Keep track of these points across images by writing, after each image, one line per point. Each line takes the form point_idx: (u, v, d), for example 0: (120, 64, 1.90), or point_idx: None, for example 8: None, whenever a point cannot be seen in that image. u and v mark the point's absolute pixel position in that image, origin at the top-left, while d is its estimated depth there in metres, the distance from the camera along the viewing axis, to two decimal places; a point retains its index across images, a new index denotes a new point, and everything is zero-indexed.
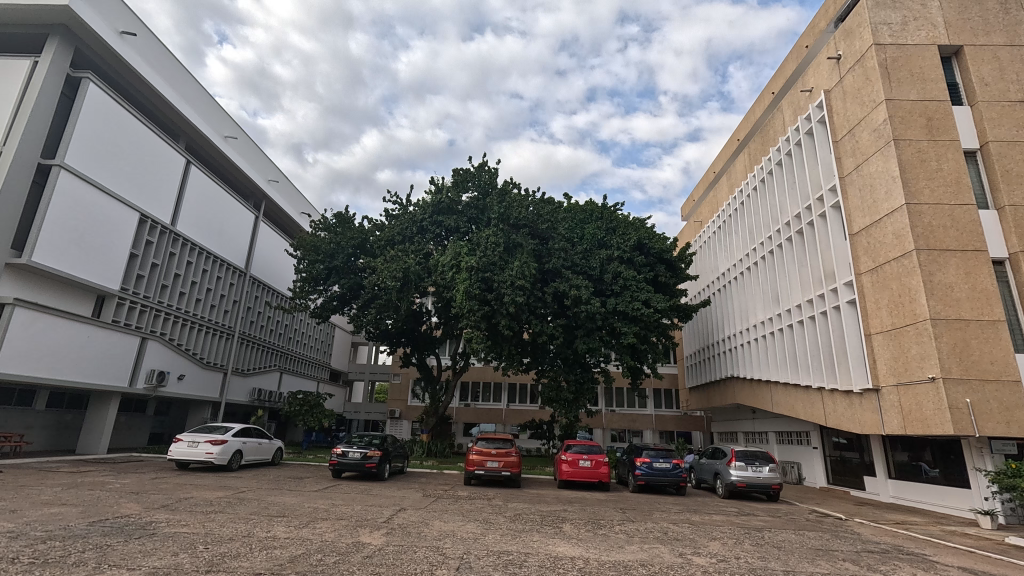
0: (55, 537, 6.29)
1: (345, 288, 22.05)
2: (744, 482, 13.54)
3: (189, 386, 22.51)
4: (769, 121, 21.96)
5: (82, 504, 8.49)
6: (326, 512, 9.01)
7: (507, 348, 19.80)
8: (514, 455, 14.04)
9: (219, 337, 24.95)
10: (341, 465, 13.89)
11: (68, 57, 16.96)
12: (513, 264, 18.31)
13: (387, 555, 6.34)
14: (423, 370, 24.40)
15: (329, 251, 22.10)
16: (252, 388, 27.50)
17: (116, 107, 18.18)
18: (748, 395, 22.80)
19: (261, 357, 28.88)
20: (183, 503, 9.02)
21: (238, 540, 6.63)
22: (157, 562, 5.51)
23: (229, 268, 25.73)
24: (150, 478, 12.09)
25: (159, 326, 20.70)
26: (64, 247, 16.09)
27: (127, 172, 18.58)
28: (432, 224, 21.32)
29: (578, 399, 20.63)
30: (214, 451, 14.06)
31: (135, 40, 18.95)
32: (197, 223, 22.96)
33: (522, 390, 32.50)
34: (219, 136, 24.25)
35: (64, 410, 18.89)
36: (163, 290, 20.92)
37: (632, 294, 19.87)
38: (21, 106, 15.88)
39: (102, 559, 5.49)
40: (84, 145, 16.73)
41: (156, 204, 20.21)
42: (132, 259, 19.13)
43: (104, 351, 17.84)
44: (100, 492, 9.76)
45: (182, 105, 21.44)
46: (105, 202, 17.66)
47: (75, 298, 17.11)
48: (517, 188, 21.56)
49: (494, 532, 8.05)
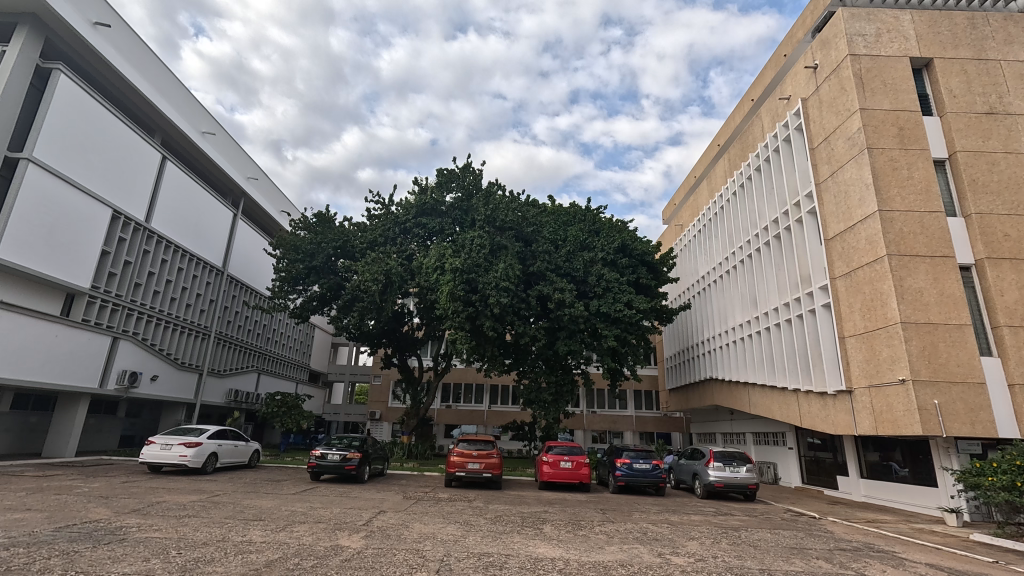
0: (18, 544, 6.07)
1: (325, 288, 21.77)
2: (722, 482, 13.74)
3: (163, 387, 21.96)
4: (748, 128, 22.36)
5: (47, 510, 8.19)
6: (304, 515, 8.88)
7: (490, 349, 19.72)
8: (495, 456, 14.02)
9: (194, 337, 24.38)
10: (320, 467, 13.67)
11: (38, 47, 16.42)
12: (497, 266, 18.27)
13: (365, 558, 6.25)
14: (405, 370, 24.21)
15: (309, 250, 21.82)
16: (228, 389, 26.93)
17: (88, 99, 17.65)
18: (726, 396, 23.18)
19: (238, 358, 28.30)
20: (155, 507, 8.79)
21: (212, 545, 6.48)
22: (127, 568, 5.36)
23: (205, 266, 25.16)
24: (121, 482, 11.77)
25: (131, 326, 20.12)
26: (31, 243, 15.54)
27: (99, 167, 18.08)
28: (414, 225, 21.17)
29: (559, 401, 20.70)
30: (187, 454, 13.73)
31: (110, 32, 18.42)
32: (172, 219, 22.42)
33: (504, 391, 32.53)
34: (196, 131, 23.67)
35: (29, 412, 18.27)
36: (135, 288, 20.33)
37: (614, 296, 20.04)
38: None
39: (69, 566, 5.32)
40: (53, 138, 16.21)
41: (129, 200, 19.65)
42: (104, 256, 18.60)
43: (72, 349, 17.27)
44: (67, 496, 9.43)
45: (158, 99, 20.91)
46: (76, 197, 17.12)
47: (44, 297, 16.57)
48: (501, 190, 21.52)
49: (474, 534, 8.01)
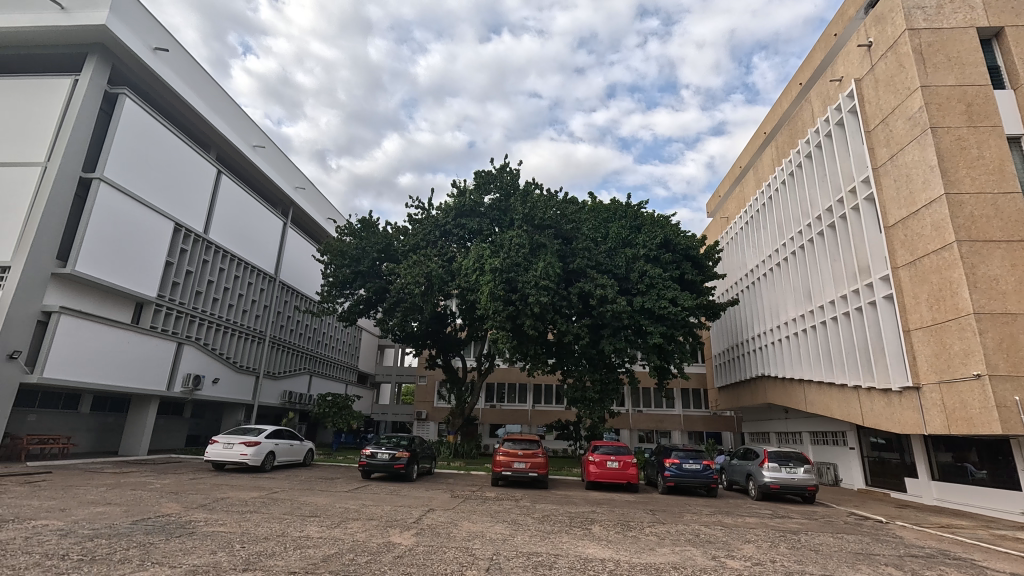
0: (101, 535, 6.55)
1: (371, 292, 22.44)
2: (778, 484, 13.18)
3: (224, 389, 23.19)
4: (796, 114, 21.36)
5: (125, 504, 8.80)
6: (357, 512, 9.16)
7: (532, 348, 19.72)
8: (541, 456, 14.00)
9: (251, 341, 25.62)
10: (370, 466, 14.03)
11: (106, 75, 17.64)
12: (537, 265, 18.21)
13: (417, 555, 6.37)
14: (449, 371, 24.54)
15: (355, 255, 22.47)
16: (283, 390, 28.15)
17: (151, 120, 18.84)
18: (779, 394, 22.25)
19: (291, 361, 29.53)
20: (220, 503, 9.29)
21: (273, 539, 6.78)
22: (197, 560, 5.67)
23: (259, 274, 26.39)
24: (189, 479, 12.48)
25: (194, 332, 21.35)
26: (104, 257, 16.77)
27: (162, 183, 19.28)
28: (454, 227, 21.37)
29: (605, 399, 20.38)
30: (248, 452, 14.43)
31: (168, 56, 19.56)
32: (228, 230, 23.65)
33: (548, 390, 32.49)
34: (248, 145, 24.79)
35: (106, 413, 19.65)
36: (197, 296, 21.54)
37: (658, 292, 19.57)
38: (63, 122, 16.49)
39: (145, 557, 5.68)
40: (121, 159, 17.42)
41: (189, 214, 20.86)
42: (168, 267, 19.83)
43: (142, 354, 18.47)
44: (142, 492, 10.10)
45: (212, 117, 22.06)
46: (142, 212, 18.34)
47: (117, 306, 17.85)
48: (539, 188, 21.49)
49: (523, 533, 8.02)
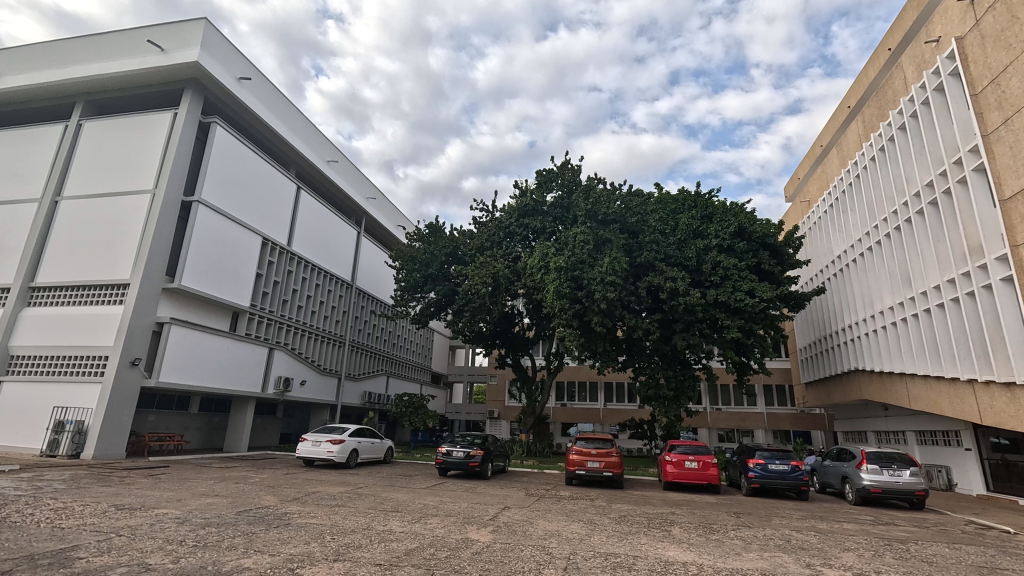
0: (211, 523, 7.23)
1: (441, 295, 23.10)
2: (879, 488, 12.06)
3: (311, 391, 24.80)
4: (886, 83, 19.49)
5: (230, 496, 9.65)
6: (436, 508, 9.43)
7: (602, 345, 19.42)
8: (616, 455, 13.75)
9: (333, 345, 27.21)
10: (446, 463, 14.41)
11: (200, 106, 19.40)
12: (603, 261, 17.92)
13: (495, 552, 6.46)
14: (518, 370, 24.71)
15: (424, 260, 23.23)
16: (363, 391, 29.66)
17: (239, 144, 20.50)
18: (878, 390, 20.37)
19: (369, 363, 31.05)
20: (311, 497, 9.94)
21: (359, 532, 7.15)
22: (293, 550, 6.09)
23: (337, 281, 27.96)
24: (283, 474, 13.47)
25: (283, 337, 23.02)
26: (204, 271, 18.50)
27: (250, 202, 20.95)
28: (518, 227, 21.47)
29: (680, 397, 19.68)
30: (334, 450, 15.33)
31: (251, 84, 21.17)
32: (309, 241, 25.27)
33: (619, 388, 31.88)
34: (323, 161, 26.30)
35: (212, 413, 21.63)
36: (284, 304, 23.22)
37: (734, 285, 18.57)
38: (166, 151, 18.32)
39: (249, 545, 6.19)
40: (216, 182, 19.12)
41: (274, 228, 22.51)
42: (258, 278, 21.51)
43: (240, 359, 20.18)
44: (244, 485, 11.03)
45: (291, 137, 23.61)
46: (235, 230, 20.02)
47: (216, 315, 19.63)
48: (602, 183, 21.13)
49: (600, 533, 7.90)
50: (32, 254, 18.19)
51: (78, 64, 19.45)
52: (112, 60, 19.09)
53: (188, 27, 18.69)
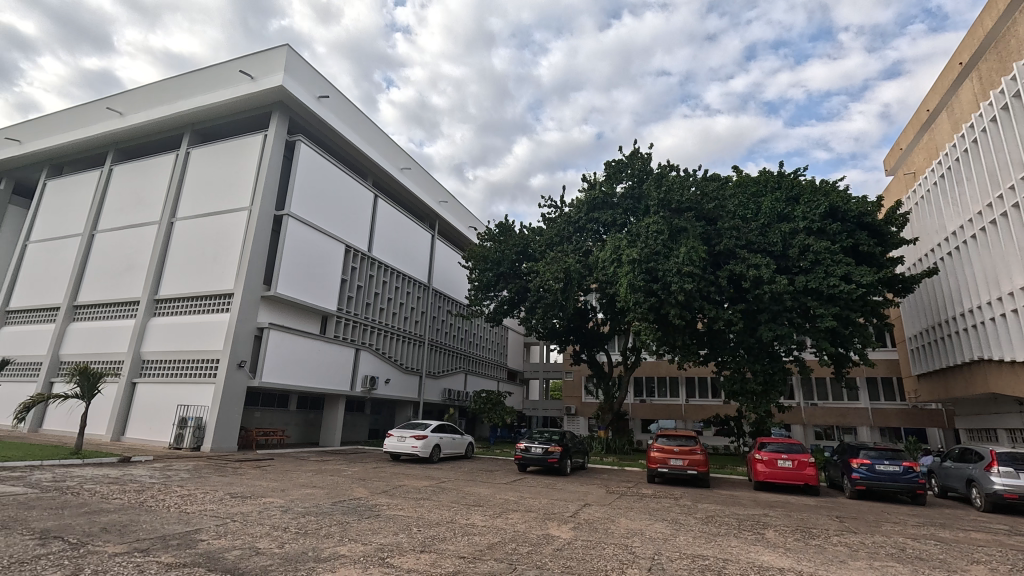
0: (311, 512, 7.81)
1: (513, 292, 23.30)
2: (1015, 494, 10.59)
3: (395, 389, 26.04)
4: (1007, 32, 16.99)
5: (327, 487, 10.38)
6: (516, 503, 9.53)
7: (680, 339, 18.67)
8: (700, 453, 13.18)
9: (413, 344, 28.37)
10: (525, 459, 14.52)
11: (286, 127, 20.94)
12: (679, 251, 17.21)
13: (577, 549, 6.42)
14: (594, 366, 24.37)
15: (495, 259, 23.56)
16: (443, 388, 30.69)
17: (321, 159, 21.89)
18: (1009, 382, 17.89)
19: (447, 361, 32.06)
20: (398, 489, 10.45)
21: (444, 525, 7.39)
22: (383, 540, 6.42)
23: (415, 283, 29.09)
24: (373, 467, 14.25)
25: (367, 338, 24.34)
26: (296, 279, 19.98)
27: (333, 212, 22.32)
28: (588, 222, 21.15)
29: (770, 392, 18.48)
30: (418, 445, 16.00)
31: (330, 101, 22.50)
32: (387, 246, 26.51)
33: (702, 383, 30.52)
34: (397, 168, 27.40)
35: (308, 410, 23.35)
36: (367, 307, 24.56)
37: (827, 270, 17.11)
38: (259, 171, 19.97)
39: (344, 533, 6.62)
40: (302, 196, 20.57)
41: (355, 236, 23.84)
42: (343, 283, 22.90)
43: (331, 360, 21.61)
44: (338, 478, 11.81)
45: (367, 148, 24.82)
46: (321, 239, 21.44)
47: (308, 319, 21.17)
48: (675, 171, 20.28)
49: (686, 534, 7.60)
50: (154, 270, 20.60)
51: (183, 98, 21.70)
52: (211, 92, 21.11)
53: (273, 54, 20.22)
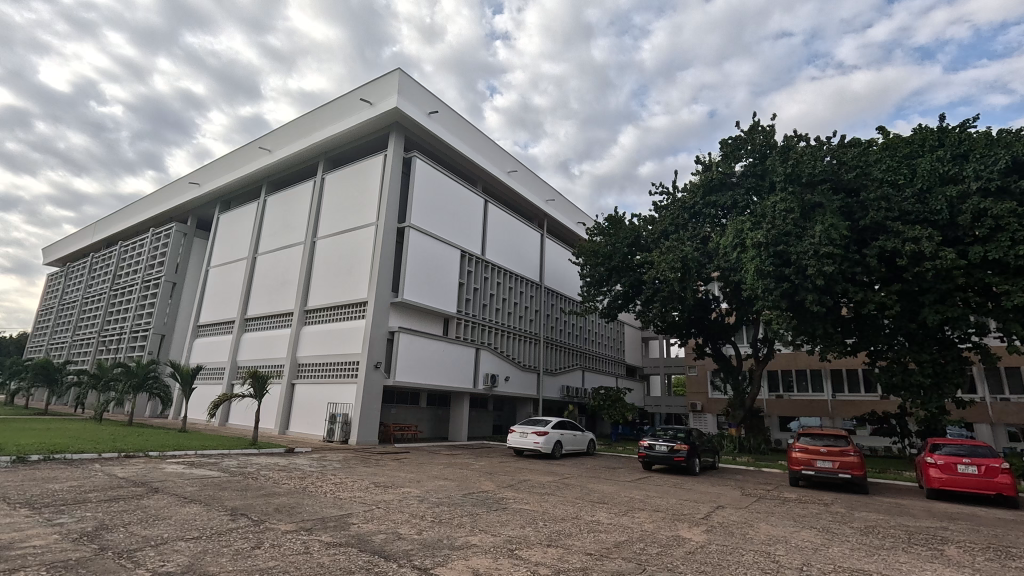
0: (444, 503, 8.33)
1: (627, 286, 22.68)
2: None
3: (515, 386, 26.79)
4: None
5: (457, 480, 11.00)
6: (643, 502, 9.26)
7: (821, 327, 16.73)
8: (853, 455, 11.68)
9: (529, 342, 28.95)
10: (650, 457, 14.06)
11: (402, 145, 22.57)
12: (813, 229, 15.43)
13: (711, 553, 6.05)
14: (720, 360, 22.84)
15: (607, 253, 23.14)
16: (561, 385, 30.91)
17: (434, 171, 23.24)
18: None
19: (564, 358, 32.22)
20: (523, 484, 10.73)
21: (569, 521, 7.43)
22: (511, 532, 6.63)
23: (527, 282, 29.65)
24: (498, 462, 14.80)
25: (486, 338, 25.36)
26: (419, 285, 21.49)
27: (447, 220, 23.59)
28: (705, 206, 19.81)
29: (942, 385, 15.80)
30: (540, 441, 16.28)
31: (439, 116, 23.76)
32: (499, 248, 27.36)
33: (851, 376, 27.04)
34: (504, 172, 28.07)
35: (437, 407, 24.96)
36: (484, 308, 25.58)
37: (1013, 237, 14.17)
38: (382, 188, 21.79)
39: (475, 524, 6.98)
40: (420, 207, 22.05)
41: (469, 241, 24.96)
42: (461, 286, 24.11)
43: (454, 359, 22.87)
44: (467, 471, 12.45)
45: (475, 155, 25.78)
46: (438, 246, 22.80)
47: (432, 322, 22.64)
48: (804, 140, 18.19)
49: (840, 545, 6.78)
50: (303, 285, 23.48)
51: (317, 131, 24.41)
52: (339, 122, 23.46)
53: (387, 79, 21.90)
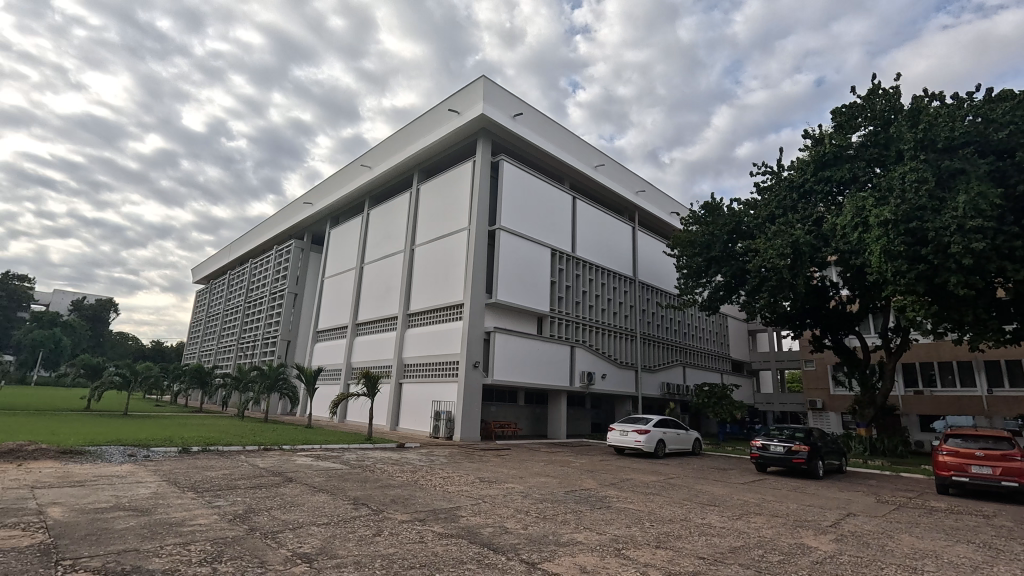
0: (547, 499, 8.42)
1: (729, 276, 21.27)
2: None
3: (612, 384, 26.32)
4: None
5: (559, 477, 11.04)
6: (759, 506, 8.66)
7: (969, 312, 14.52)
8: (1020, 460, 9.96)
9: (626, 339, 28.28)
10: (764, 458, 13.09)
11: (489, 150, 23.14)
12: (954, 201, 13.41)
13: (843, 565, 5.51)
14: (842, 352, 20.68)
15: (705, 242, 21.91)
16: (661, 382, 29.83)
17: (522, 172, 23.53)
18: None
19: (663, 354, 31.05)
20: (627, 483, 10.51)
21: (678, 523, 7.15)
22: (617, 531, 6.53)
23: (621, 278, 28.98)
24: (599, 460, 14.62)
25: (581, 336, 25.19)
26: (512, 286, 21.90)
27: (537, 220, 23.77)
28: (817, 184, 18.00)
29: None
30: (641, 440, 15.83)
31: (524, 117, 23.99)
32: (590, 245, 27.04)
33: (1013, 369, 23.12)
34: (592, 167, 27.65)
35: (535, 405, 25.26)
36: (577, 305, 25.43)
37: None
38: (473, 194, 22.50)
39: (580, 521, 6.97)
40: (509, 209, 22.46)
41: (559, 239, 24.95)
42: (553, 285, 24.19)
43: (550, 357, 23.01)
44: (568, 469, 12.46)
45: (561, 153, 25.69)
46: (529, 246, 23.07)
47: (526, 321, 22.96)
48: (938, 100, 15.88)
49: (1007, 564, 5.84)
50: (405, 290, 24.94)
51: (411, 144, 25.81)
52: (430, 134, 24.60)
53: (473, 87, 22.55)
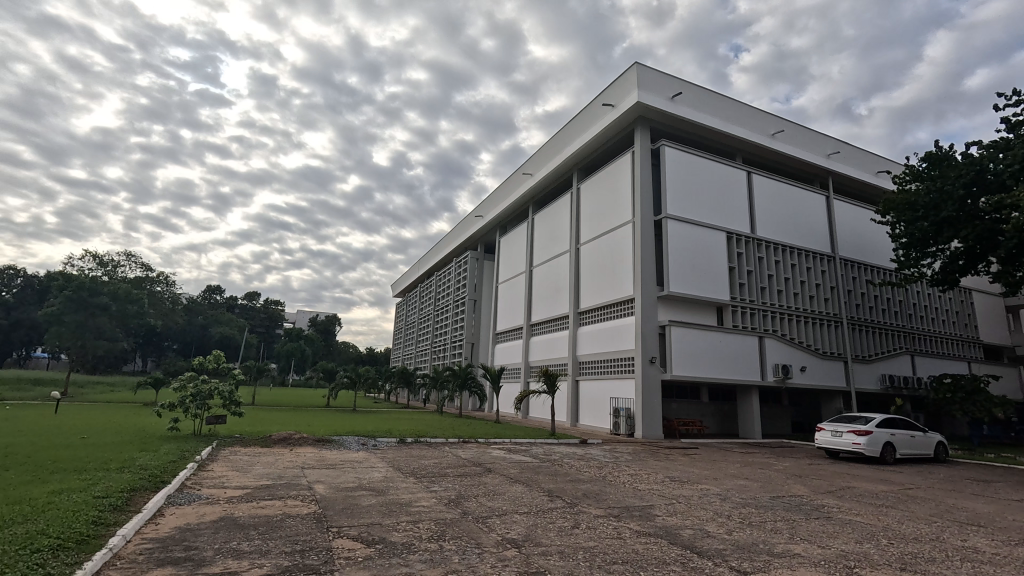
0: (751, 504, 7.72)
1: (970, 241, 16.77)
2: None
3: (815, 377, 23.08)
4: None
5: (761, 480, 10.04)
6: None
7: None
8: None
9: (828, 325, 24.56)
10: None
11: (648, 137, 22.29)
12: None
13: None
14: None
15: (929, 202, 17.95)
16: (880, 374, 25.18)
17: (685, 155, 22.13)
18: None
19: (880, 341, 26.19)
20: (848, 492, 9.08)
21: (927, 543, 5.95)
22: (845, 546, 5.69)
23: (816, 256, 25.27)
24: (808, 464, 12.93)
25: (771, 325, 22.63)
26: (685, 276, 20.73)
27: (707, 202, 22.11)
28: None
29: None
30: (861, 442, 13.51)
31: (684, 96, 22.53)
32: (773, 223, 24.16)
33: None
34: (768, 135, 24.66)
35: (722, 401, 23.46)
36: (763, 291, 22.92)
37: None
38: (634, 185, 21.91)
39: (794, 531, 6.25)
40: (675, 196, 21.30)
41: (735, 220, 22.82)
42: (732, 271, 22.19)
43: (734, 350, 21.16)
44: (770, 472, 11.27)
45: (730, 127, 23.45)
46: (701, 232, 21.56)
47: (704, 312, 21.48)
48: None
49: None
50: (574, 289, 25.38)
51: (568, 146, 26.17)
52: (586, 132, 24.64)
53: (626, 77, 21.95)
